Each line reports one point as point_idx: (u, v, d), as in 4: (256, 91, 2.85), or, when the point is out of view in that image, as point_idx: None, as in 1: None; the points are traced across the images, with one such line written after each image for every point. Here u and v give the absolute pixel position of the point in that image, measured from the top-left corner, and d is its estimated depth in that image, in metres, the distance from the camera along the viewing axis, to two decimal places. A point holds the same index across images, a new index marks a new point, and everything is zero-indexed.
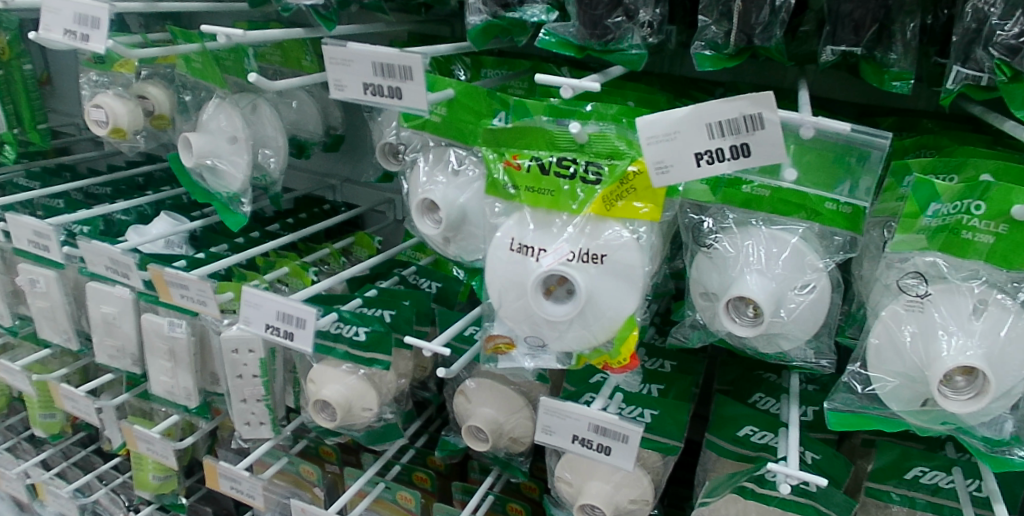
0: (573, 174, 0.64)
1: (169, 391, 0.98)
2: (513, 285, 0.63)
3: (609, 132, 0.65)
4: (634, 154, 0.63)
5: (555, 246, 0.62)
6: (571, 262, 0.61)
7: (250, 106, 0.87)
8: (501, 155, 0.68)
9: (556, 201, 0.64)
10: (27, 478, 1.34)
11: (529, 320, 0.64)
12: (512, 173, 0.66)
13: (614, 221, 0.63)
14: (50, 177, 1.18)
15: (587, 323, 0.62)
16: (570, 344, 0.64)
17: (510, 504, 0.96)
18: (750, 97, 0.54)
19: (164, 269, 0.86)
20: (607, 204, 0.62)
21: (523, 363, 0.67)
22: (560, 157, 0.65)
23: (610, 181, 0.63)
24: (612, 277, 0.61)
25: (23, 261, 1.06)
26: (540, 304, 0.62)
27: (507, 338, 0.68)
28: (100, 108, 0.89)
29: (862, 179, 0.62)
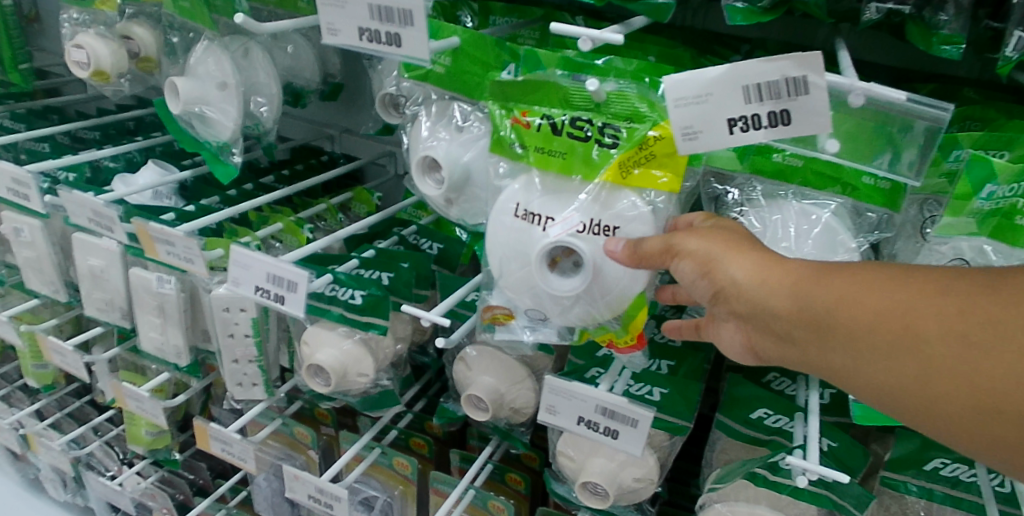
0: (589, 136, 0.58)
1: (159, 347, 0.94)
2: (516, 254, 0.58)
3: (629, 92, 0.59)
4: (658, 117, 0.57)
5: (565, 215, 0.57)
6: (582, 234, 0.56)
7: (242, 51, 0.81)
8: (509, 111, 0.61)
9: (567, 165, 0.58)
10: (20, 427, 1.33)
11: (534, 293, 0.59)
12: (521, 130, 0.60)
13: (630, 190, 0.57)
14: (38, 120, 1.12)
15: (593, 300, 0.58)
16: (574, 320, 0.59)
17: (507, 474, 0.95)
18: (794, 56, 0.48)
19: (149, 223, 0.81)
20: (623, 171, 0.57)
21: (522, 336, 0.63)
22: (574, 117, 0.59)
23: (628, 146, 0.57)
24: None
25: (6, 207, 1.02)
26: (545, 277, 0.57)
27: (506, 309, 0.63)
28: (81, 48, 0.83)
29: (905, 152, 0.55)
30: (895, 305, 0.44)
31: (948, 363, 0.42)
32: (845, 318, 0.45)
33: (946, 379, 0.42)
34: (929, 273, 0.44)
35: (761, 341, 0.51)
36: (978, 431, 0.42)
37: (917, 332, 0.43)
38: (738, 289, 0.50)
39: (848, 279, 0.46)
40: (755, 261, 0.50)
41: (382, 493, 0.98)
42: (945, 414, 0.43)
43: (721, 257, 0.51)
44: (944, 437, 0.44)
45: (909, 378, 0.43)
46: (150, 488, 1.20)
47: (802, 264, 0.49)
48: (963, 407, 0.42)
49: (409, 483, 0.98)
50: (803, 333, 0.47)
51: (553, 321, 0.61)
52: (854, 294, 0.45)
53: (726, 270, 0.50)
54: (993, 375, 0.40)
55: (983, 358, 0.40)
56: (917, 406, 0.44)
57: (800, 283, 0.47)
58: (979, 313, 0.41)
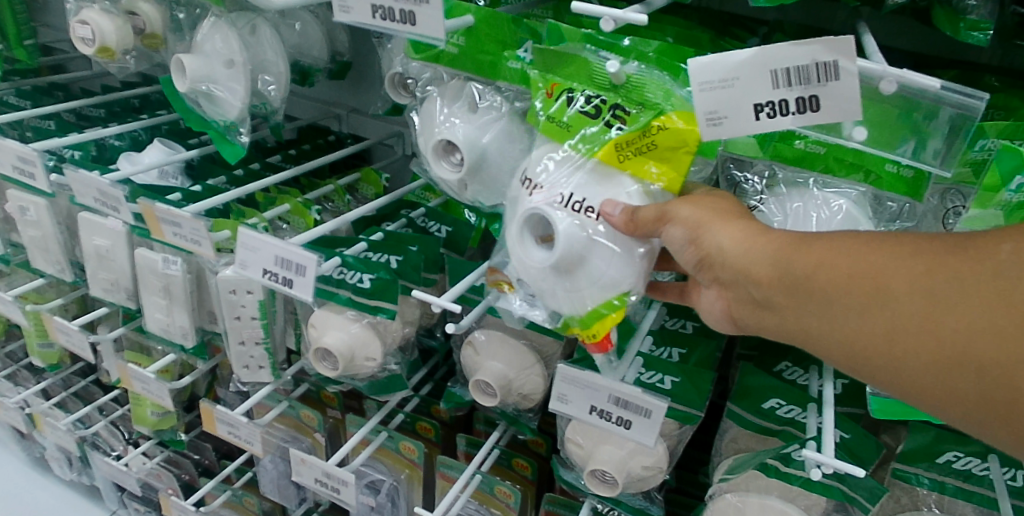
0: (600, 117, 0.56)
1: (165, 329, 0.93)
2: (509, 217, 0.58)
3: (649, 78, 0.57)
4: (670, 105, 0.56)
5: (553, 185, 0.55)
6: (559, 207, 0.54)
7: (250, 28, 0.79)
8: (542, 82, 0.60)
9: (576, 142, 0.56)
10: (27, 406, 1.34)
11: (513, 263, 0.58)
12: (543, 101, 0.59)
13: (626, 177, 0.55)
14: (42, 97, 1.11)
15: (560, 282, 0.55)
16: (550, 303, 0.57)
17: (514, 460, 0.95)
18: (826, 41, 0.47)
19: (155, 204, 0.79)
20: (619, 154, 0.55)
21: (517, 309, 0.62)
22: (593, 96, 0.58)
23: (632, 130, 0.55)
24: (602, 239, 0.54)
25: (11, 186, 1.01)
26: (523, 246, 0.57)
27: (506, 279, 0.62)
28: (86, 24, 0.81)
29: (931, 139, 0.53)
30: (867, 267, 0.45)
31: (914, 321, 0.43)
32: (820, 279, 0.46)
33: (912, 337, 0.43)
34: (901, 238, 0.46)
35: (739, 306, 0.52)
36: (939, 387, 0.44)
37: (887, 291, 0.44)
38: (724, 257, 0.50)
39: (827, 243, 0.47)
40: (739, 227, 0.50)
41: (388, 476, 0.98)
42: (910, 372, 0.44)
43: (706, 223, 0.51)
44: (908, 395, 0.46)
45: (881, 338, 0.44)
46: (155, 468, 1.22)
47: (780, 233, 0.50)
48: (926, 364, 0.43)
49: (416, 467, 0.98)
50: (783, 297, 0.48)
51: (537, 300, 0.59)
52: (829, 258, 0.46)
53: (710, 235, 0.50)
54: (957, 331, 0.42)
55: (948, 315, 0.42)
56: (886, 365, 0.45)
57: (780, 249, 0.48)
58: (946, 273, 0.43)
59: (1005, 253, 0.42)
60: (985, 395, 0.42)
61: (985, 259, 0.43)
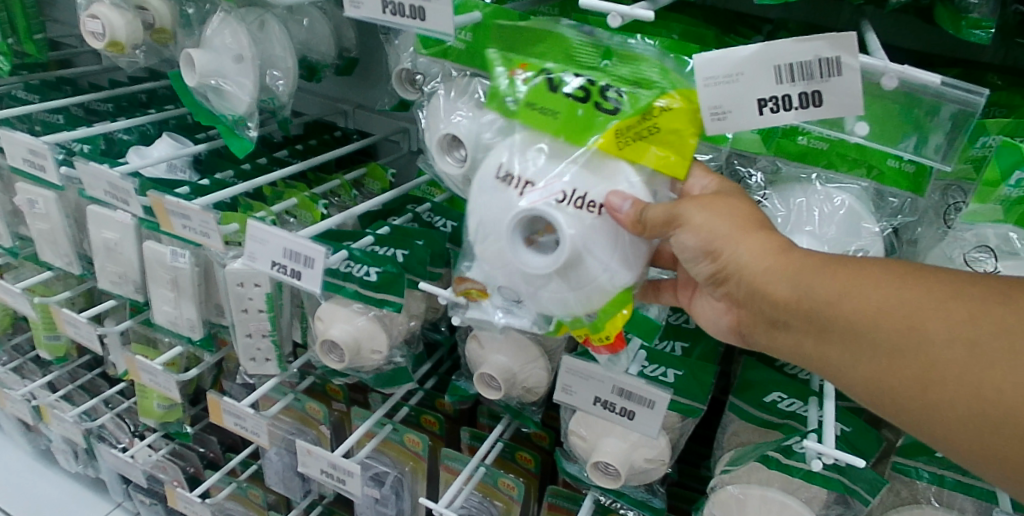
0: (589, 98, 0.55)
1: (172, 321, 0.94)
2: (493, 220, 0.55)
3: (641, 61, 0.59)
4: (667, 87, 0.56)
5: (546, 181, 0.53)
6: (562, 205, 0.52)
7: (258, 23, 0.80)
8: (506, 66, 0.60)
9: (566, 127, 0.54)
10: (34, 398, 1.35)
11: (507, 271, 0.55)
12: (511, 82, 0.58)
13: (626, 164, 0.54)
14: (50, 91, 1.12)
15: (567, 284, 0.54)
16: (542, 305, 0.56)
17: (517, 453, 0.96)
18: (829, 37, 0.48)
19: (164, 197, 0.80)
20: (620, 141, 0.54)
21: (494, 315, 0.61)
22: (574, 76, 0.57)
23: (629, 113, 0.54)
24: (608, 233, 0.53)
25: (20, 179, 1.02)
26: (515, 250, 0.54)
27: (479, 286, 0.61)
28: (96, 19, 0.81)
29: (932, 135, 0.54)
30: (907, 305, 0.48)
31: (951, 367, 0.47)
32: (856, 311, 0.49)
33: (942, 380, 0.47)
34: (942, 279, 0.49)
35: (757, 322, 0.55)
36: (967, 435, 0.47)
37: (925, 333, 0.47)
38: (744, 271, 0.52)
39: (866, 276, 0.50)
40: (765, 242, 0.52)
41: (392, 469, 0.99)
42: (938, 416, 0.48)
43: (733, 239, 0.52)
44: (919, 431, 0.49)
45: (912, 375, 0.48)
46: (161, 460, 1.23)
47: (804, 252, 0.52)
48: (958, 412, 0.47)
49: (419, 460, 0.99)
50: (809, 318, 0.51)
51: (524, 304, 0.58)
52: (870, 292, 0.49)
53: (735, 251, 0.52)
54: (995, 386, 0.45)
55: (985, 367, 0.46)
56: (910, 400, 0.48)
57: (810, 273, 0.51)
58: (987, 323, 0.46)
59: None
60: (1002, 449, 0.46)
61: None
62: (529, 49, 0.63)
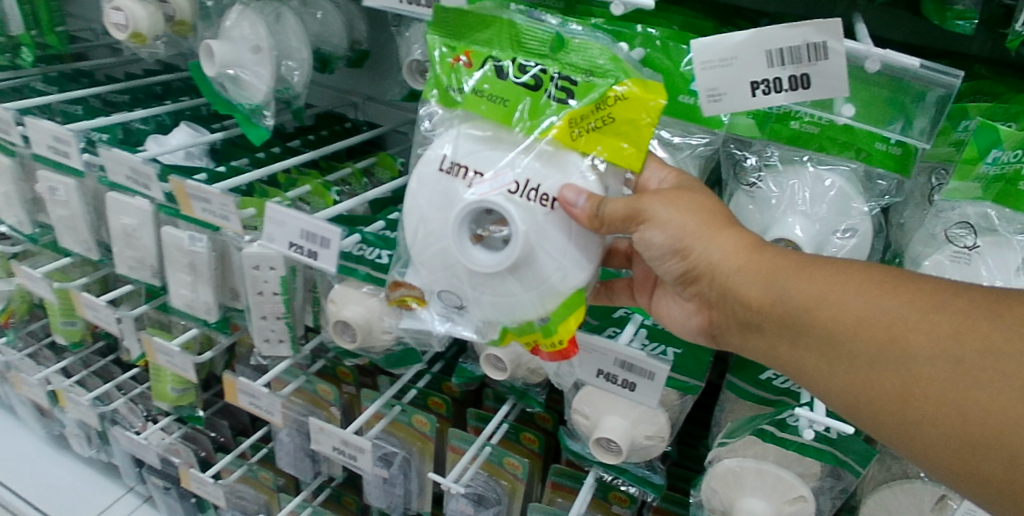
0: (539, 87, 0.58)
1: (189, 304, 0.97)
2: (440, 209, 0.59)
3: (590, 45, 0.58)
4: (618, 74, 0.57)
5: (497, 173, 0.57)
6: (513, 195, 0.56)
7: (275, 15, 0.83)
8: (451, 50, 0.61)
9: (508, 116, 0.58)
10: (50, 383, 1.39)
11: (454, 267, 0.59)
12: (453, 71, 0.61)
13: (579, 154, 0.57)
14: (68, 82, 1.16)
15: (513, 278, 0.57)
16: (488, 308, 0.59)
17: (522, 433, 1.00)
18: (816, 24, 0.53)
19: (186, 181, 0.83)
20: (573, 132, 0.57)
21: (434, 323, 0.63)
22: (525, 63, 0.59)
23: (585, 104, 0.56)
24: (557, 226, 0.57)
25: (42, 167, 1.05)
26: (463, 247, 0.57)
27: (416, 295, 0.66)
28: (120, 10, 0.85)
29: (917, 119, 0.59)
30: (891, 317, 0.52)
31: (935, 381, 0.49)
32: (838, 321, 0.53)
33: (924, 392, 0.50)
34: (925, 288, 0.52)
35: (731, 320, 0.60)
36: (949, 450, 0.50)
37: (908, 345, 0.51)
38: (712, 268, 0.57)
39: (843, 283, 0.54)
40: (735, 243, 0.57)
41: (401, 449, 1.02)
42: (919, 430, 0.51)
43: (703, 240, 0.57)
44: (899, 443, 0.52)
45: (892, 386, 0.51)
46: (174, 443, 1.26)
47: (776, 253, 0.56)
48: (941, 427, 0.50)
49: (427, 441, 1.02)
50: (781, 320, 0.55)
51: (468, 309, 0.61)
52: (855, 302, 0.53)
53: (705, 250, 0.57)
54: (978, 404, 0.48)
55: (968, 384, 0.48)
56: (890, 410, 0.52)
57: (781, 276, 0.55)
58: (971, 340, 0.49)
59: None
60: (985, 467, 0.48)
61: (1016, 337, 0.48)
62: (469, 28, 0.62)
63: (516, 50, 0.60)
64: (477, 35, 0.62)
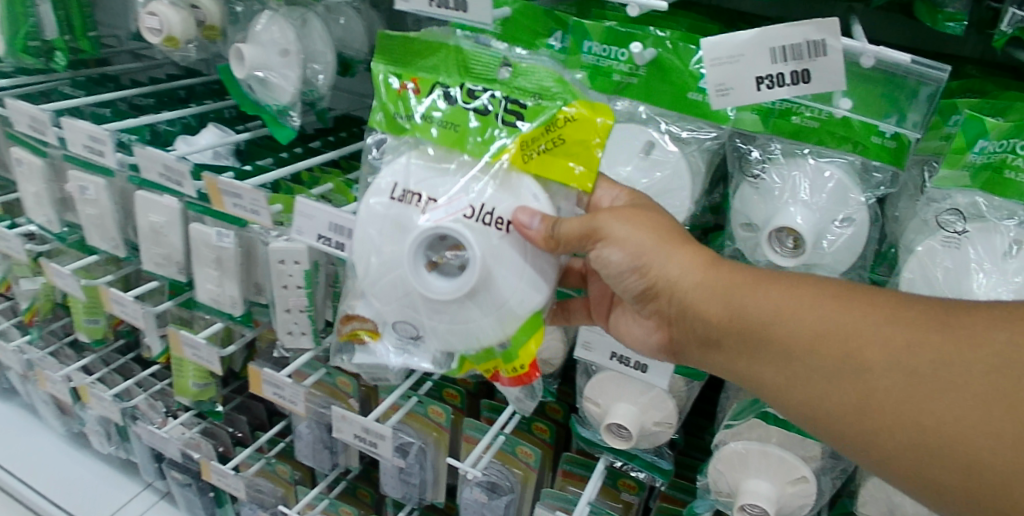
0: (488, 113, 0.62)
1: (215, 298, 1.01)
2: (395, 237, 0.61)
3: (538, 69, 0.63)
4: (566, 96, 0.62)
5: (450, 198, 0.60)
6: (469, 220, 0.59)
7: (301, 20, 0.87)
8: (398, 77, 0.66)
9: (460, 139, 0.62)
10: (72, 380, 1.42)
11: (411, 295, 0.61)
12: (398, 99, 0.65)
13: (531, 177, 0.61)
14: (96, 87, 1.21)
15: (472, 303, 0.60)
16: (446, 336, 0.62)
17: (535, 424, 1.04)
18: (817, 23, 0.58)
19: (219, 178, 0.88)
20: (525, 156, 0.61)
21: (389, 356, 0.66)
22: (474, 88, 0.63)
23: (535, 126, 0.61)
24: (511, 249, 0.60)
25: (73, 168, 1.09)
26: (419, 274, 0.60)
27: (368, 326, 0.67)
28: (154, 15, 0.89)
29: (910, 113, 0.63)
30: (849, 332, 0.56)
31: (891, 393, 0.54)
32: (795, 336, 0.57)
33: (878, 403, 0.54)
34: (878, 301, 0.56)
35: (691, 337, 0.64)
36: (906, 457, 0.54)
37: (865, 359, 0.55)
38: (673, 286, 0.61)
39: (799, 301, 0.58)
40: (695, 263, 0.61)
41: (417, 439, 1.05)
42: (875, 438, 0.55)
43: (664, 261, 0.61)
44: (858, 450, 0.57)
45: (851, 397, 0.55)
46: (194, 438, 1.30)
47: (733, 271, 0.61)
48: (898, 436, 0.54)
49: (443, 431, 1.06)
50: (742, 335, 0.60)
51: (425, 339, 0.63)
52: (813, 318, 0.57)
53: (666, 270, 0.61)
54: (932, 413, 0.52)
55: (922, 395, 0.53)
56: (848, 420, 0.56)
57: (738, 295, 0.59)
58: (924, 353, 0.53)
59: (996, 343, 0.52)
60: (939, 472, 0.53)
61: (966, 349, 0.52)
62: (416, 56, 0.66)
63: (464, 75, 0.64)
64: (424, 62, 0.66)
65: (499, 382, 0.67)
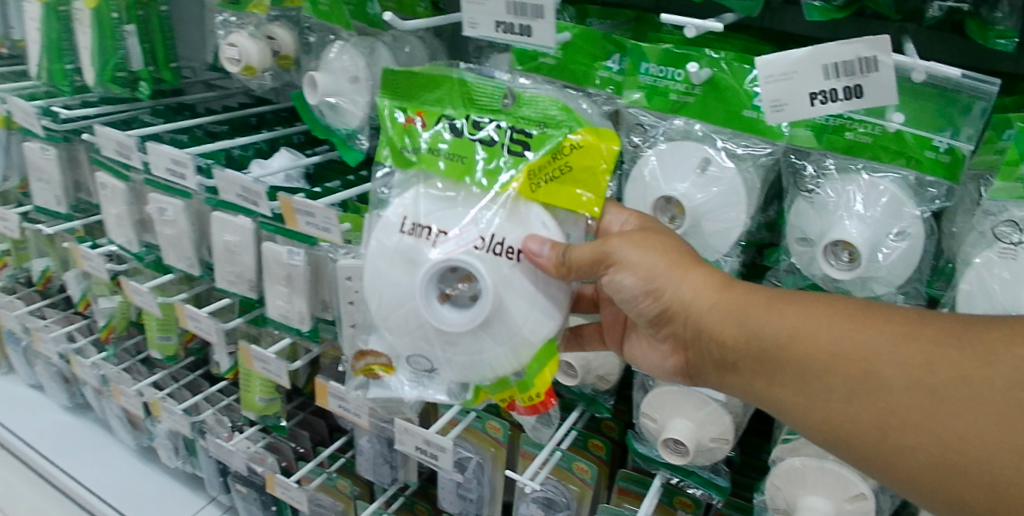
0: (495, 143, 0.65)
1: (284, 314, 1.06)
2: (407, 271, 0.65)
3: (541, 98, 0.66)
4: (571, 123, 0.65)
5: (461, 230, 0.63)
6: (479, 251, 0.63)
7: (369, 49, 0.92)
8: (404, 111, 0.70)
9: (467, 171, 0.65)
10: (144, 394, 1.50)
11: (424, 328, 0.65)
12: (405, 131, 0.69)
13: (539, 206, 0.65)
14: (174, 116, 1.29)
15: (484, 332, 0.64)
16: (461, 367, 0.65)
17: (591, 439, 1.06)
18: (867, 40, 0.60)
19: (294, 197, 0.93)
20: (533, 185, 0.64)
21: (404, 389, 0.69)
22: (480, 119, 0.66)
23: (542, 155, 0.64)
24: (520, 279, 0.63)
25: (154, 191, 1.17)
26: (431, 307, 0.64)
27: (382, 362, 0.70)
28: (234, 46, 0.96)
29: (964, 127, 0.64)
30: (864, 351, 0.56)
31: (911, 411, 0.54)
32: (811, 355, 0.59)
33: (896, 420, 0.55)
34: (893, 319, 0.57)
35: (708, 358, 0.66)
36: (929, 476, 0.54)
37: (881, 377, 0.56)
38: (686, 306, 0.64)
39: (812, 320, 0.59)
40: (706, 285, 0.63)
41: (476, 454, 1.08)
42: (897, 457, 0.55)
43: (676, 282, 0.64)
44: (881, 470, 0.57)
45: (871, 416, 0.56)
46: (259, 452, 1.35)
47: (745, 293, 0.63)
48: (919, 454, 0.54)
49: (500, 446, 1.08)
50: (759, 355, 0.61)
51: (439, 372, 0.67)
52: (827, 337, 0.58)
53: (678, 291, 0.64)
54: (951, 429, 0.53)
55: (940, 411, 0.53)
56: (867, 439, 0.57)
57: (750, 316, 0.61)
58: (941, 369, 0.54)
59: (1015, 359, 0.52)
60: (963, 490, 0.53)
61: (984, 365, 0.53)
62: (420, 88, 0.70)
63: (468, 106, 0.68)
64: (428, 94, 0.70)
65: (515, 411, 0.71)
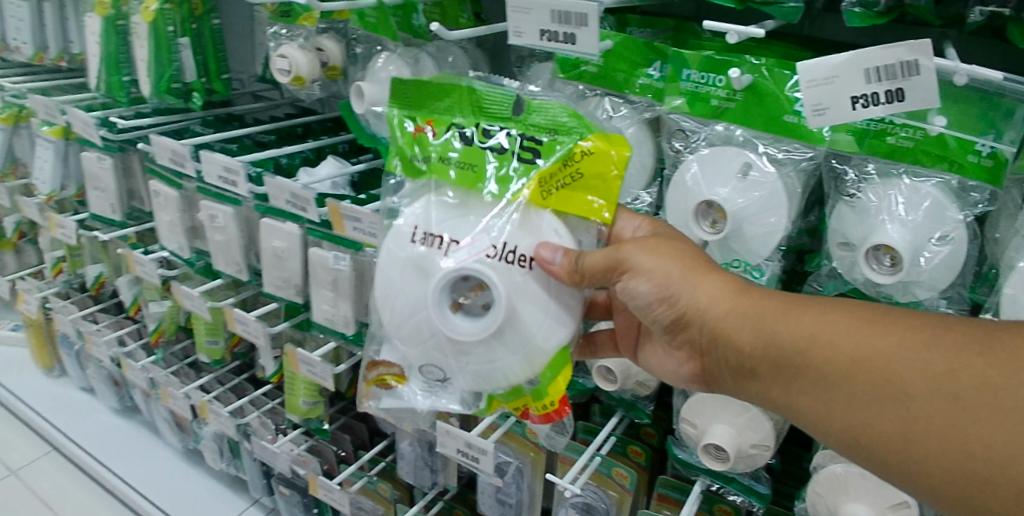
0: (505, 150, 0.67)
1: (330, 318, 1.09)
2: (419, 281, 0.66)
3: (550, 105, 0.68)
4: (581, 130, 0.66)
5: (472, 239, 0.65)
6: (491, 259, 0.64)
7: (414, 59, 0.95)
8: (412, 120, 0.71)
9: (478, 179, 0.67)
10: (192, 397, 1.54)
11: (437, 338, 0.66)
12: (415, 140, 0.70)
13: (549, 212, 0.66)
14: (224, 126, 1.34)
15: (495, 341, 0.65)
16: (473, 376, 0.66)
17: (630, 446, 1.06)
18: (909, 45, 0.60)
19: (342, 203, 0.96)
20: (544, 193, 0.66)
21: (416, 398, 0.71)
22: (491, 127, 0.68)
23: (552, 162, 0.65)
24: (531, 287, 0.65)
25: (205, 199, 1.21)
26: (443, 316, 0.65)
27: (395, 372, 0.72)
28: (285, 58, 1.00)
29: (1006, 132, 0.64)
30: (883, 358, 0.57)
31: (933, 418, 0.54)
32: (829, 362, 0.59)
33: (918, 427, 0.55)
34: (912, 325, 0.57)
35: (726, 366, 0.66)
36: (953, 485, 0.54)
37: (902, 383, 0.55)
38: (702, 313, 0.64)
39: (831, 328, 0.59)
40: (722, 292, 0.64)
41: (515, 458, 1.09)
42: (919, 465, 0.55)
43: (691, 289, 0.64)
44: (904, 479, 0.57)
45: (891, 423, 0.56)
46: (302, 454, 1.38)
47: (761, 300, 0.63)
48: (941, 462, 0.54)
49: (540, 451, 1.08)
50: (777, 362, 0.62)
51: (452, 381, 0.68)
52: (845, 344, 0.58)
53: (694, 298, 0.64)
54: (973, 437, 0.52)
55: (962, 418, 0.53)
56: (888, 447, 0.56)
57: (767, 323, 0.62)
58: (963, 377, 0.54)
59: None
60: (987, 499, 0.52)
61: (1007, 372, 0.53)
62: (428, 97, 0.71)
63: (478, 114, 0.70)
64: (437, 103, 0.71)
65: (529, 418, 0.73)
